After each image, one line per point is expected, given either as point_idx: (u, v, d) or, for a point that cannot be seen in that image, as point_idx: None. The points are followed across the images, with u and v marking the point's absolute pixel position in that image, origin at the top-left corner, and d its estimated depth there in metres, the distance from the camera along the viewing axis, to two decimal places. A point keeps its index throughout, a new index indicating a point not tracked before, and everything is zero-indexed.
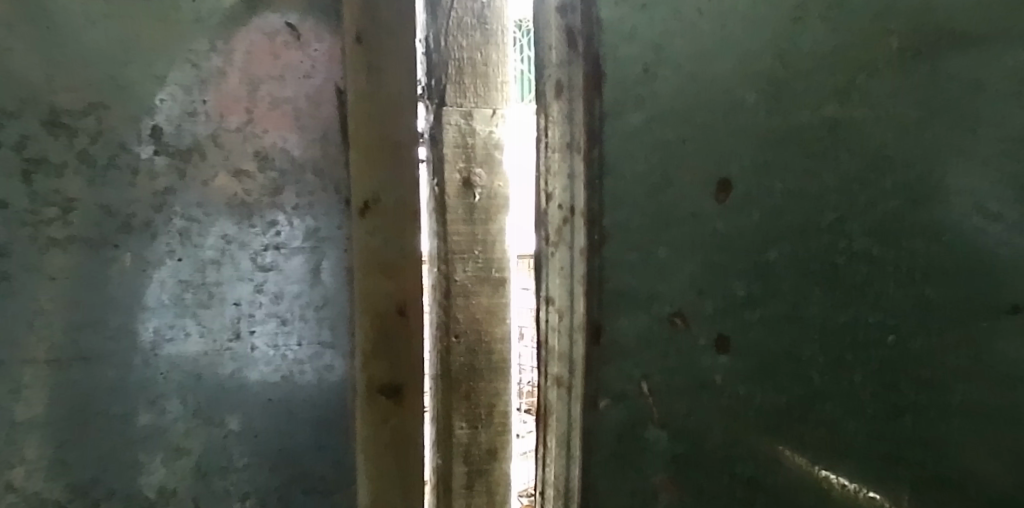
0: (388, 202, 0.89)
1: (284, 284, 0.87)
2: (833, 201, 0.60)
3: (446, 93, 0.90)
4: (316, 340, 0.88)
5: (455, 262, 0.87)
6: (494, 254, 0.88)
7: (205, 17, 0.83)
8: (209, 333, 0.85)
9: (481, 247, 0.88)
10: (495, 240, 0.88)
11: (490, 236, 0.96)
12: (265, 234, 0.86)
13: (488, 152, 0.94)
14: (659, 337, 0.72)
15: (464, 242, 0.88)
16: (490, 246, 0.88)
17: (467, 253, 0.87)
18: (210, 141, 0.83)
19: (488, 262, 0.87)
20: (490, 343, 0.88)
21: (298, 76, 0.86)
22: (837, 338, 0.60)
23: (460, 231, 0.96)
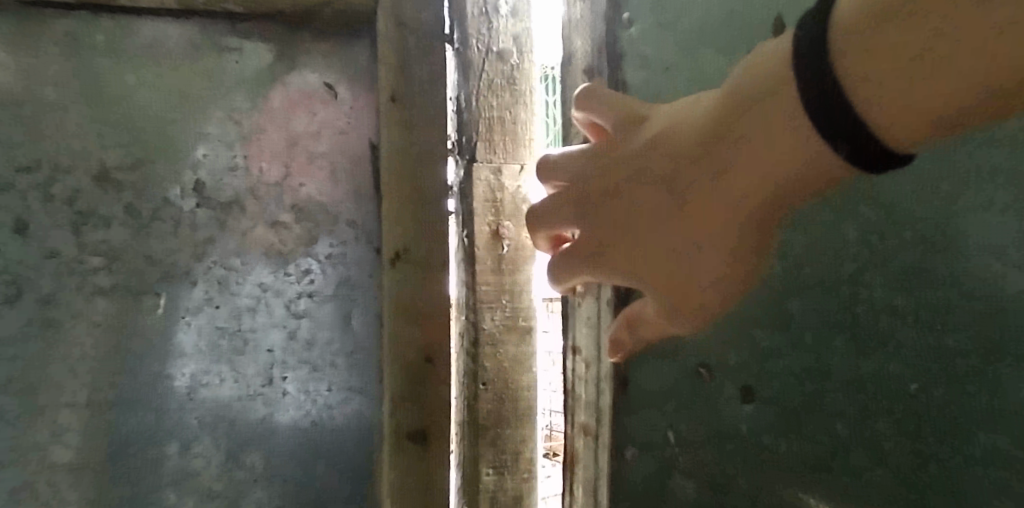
0: (417, 251, 0.84)
1: (317, 330, 0.89)
2: (852, 252, 0.61)
3: (477, 149, 0.87)
4: (345, 386, 0.90)
5: (483, 309, 0.88)
6: (523, 303, 0.89)
7: (247, 77, 0.87)
8: (242, 378, 0.87)
9: (507, 294, 0.89)
10: (524, 289, 0.89)
11: (520, 284, 0.89)
12: (299, 281, 0.88)
13: (516, 206, 0.89)
14: (687, 389, 0.73)
15: (493, 291, 0.88)
16: (518, 293, 0.89)
17: (495, 302, 0.88)
18: (249, 194, 0.87)
19: (515, 310, 0.88)
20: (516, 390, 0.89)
21: (334, 132, 0.89)
22: (876, 395, 0.60)
23: (488, 280, 0.89)
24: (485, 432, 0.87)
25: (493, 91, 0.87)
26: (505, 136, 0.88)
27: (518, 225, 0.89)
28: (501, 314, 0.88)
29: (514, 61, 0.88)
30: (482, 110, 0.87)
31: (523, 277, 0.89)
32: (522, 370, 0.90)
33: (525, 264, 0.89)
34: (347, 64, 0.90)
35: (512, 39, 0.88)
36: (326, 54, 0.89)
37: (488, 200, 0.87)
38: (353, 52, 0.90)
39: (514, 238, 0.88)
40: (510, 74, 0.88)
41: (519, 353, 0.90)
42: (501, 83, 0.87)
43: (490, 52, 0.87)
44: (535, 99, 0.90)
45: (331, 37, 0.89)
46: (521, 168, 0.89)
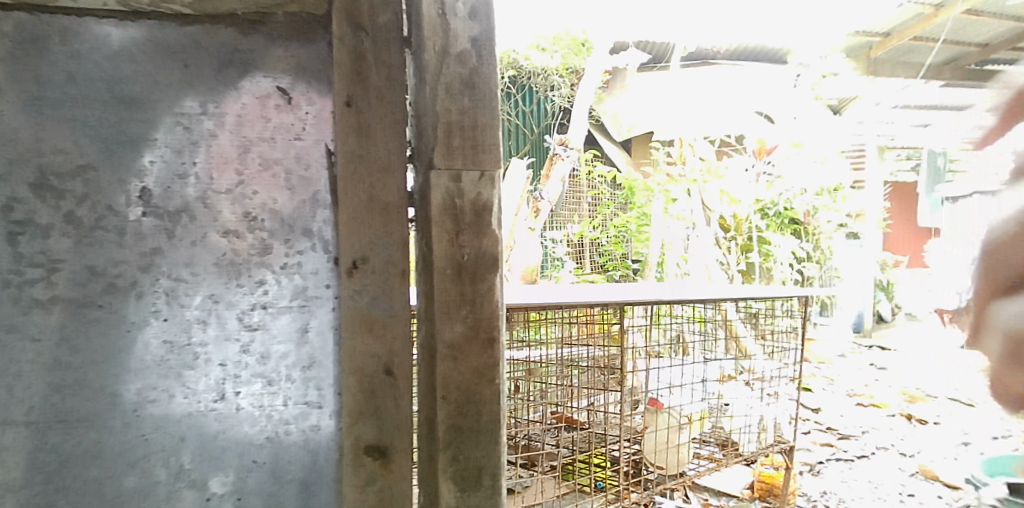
0: (376, 260, 0.82)
1: (272, 343, 0.86)
2: None
3: (435, 154, 0.80)
4: (302, 400, 0.87)
5: (441, 324, 0.79)
6: (486, 316, 0.81)
7: (197, 81, 0.84)
8: (193, 394, 0.83)
9: (469, 305, 0.81)
10: (493, 296, 0.82)
11: (483, 295, 0.81)
12: (252, 293, 0.85)
13: (477, 214, 0.81)
14: None
15: (453, 300, 0.80)
16: (484, 303, 0.81)
17: (455, 312, 0.80)
18: (199, 202, 0.83)
19: (477, 322, 0.81)
20: (478, 405, 0.81)
21: (288, 138, 0.86)
22: None
23: (448, 292, 0.80)
24: (446, 448, 0.80)
25: (450, 97, 0.80)
26: (461, 145, 0.81)
27: (482, 235, 0.81)
28: (462, 326, 0.80)
29: (474, 68, 0.81)
30: (436, 115, 0.80)
31: (487, 288, 0.82)
32: (488, 382, 0.81)
33: (489, 272, 0.82)
34: (301, 68, 0.87)
35: (470, 43, 0.81)
36: (280, 58, 0.86)
37: (450, 200, 0.80)
38: (307, 55, 0.87)
39: (475, 243, 0.81)
40: (470, 78, 0.81)
41: (482, 369, 0.81)
42: (458, 88, 0.80)
43: (446, 56, 0.80)
44: (497, 103, 0.82)
45: (284, 41, 0.86)
46: (481, 175, 0.81)
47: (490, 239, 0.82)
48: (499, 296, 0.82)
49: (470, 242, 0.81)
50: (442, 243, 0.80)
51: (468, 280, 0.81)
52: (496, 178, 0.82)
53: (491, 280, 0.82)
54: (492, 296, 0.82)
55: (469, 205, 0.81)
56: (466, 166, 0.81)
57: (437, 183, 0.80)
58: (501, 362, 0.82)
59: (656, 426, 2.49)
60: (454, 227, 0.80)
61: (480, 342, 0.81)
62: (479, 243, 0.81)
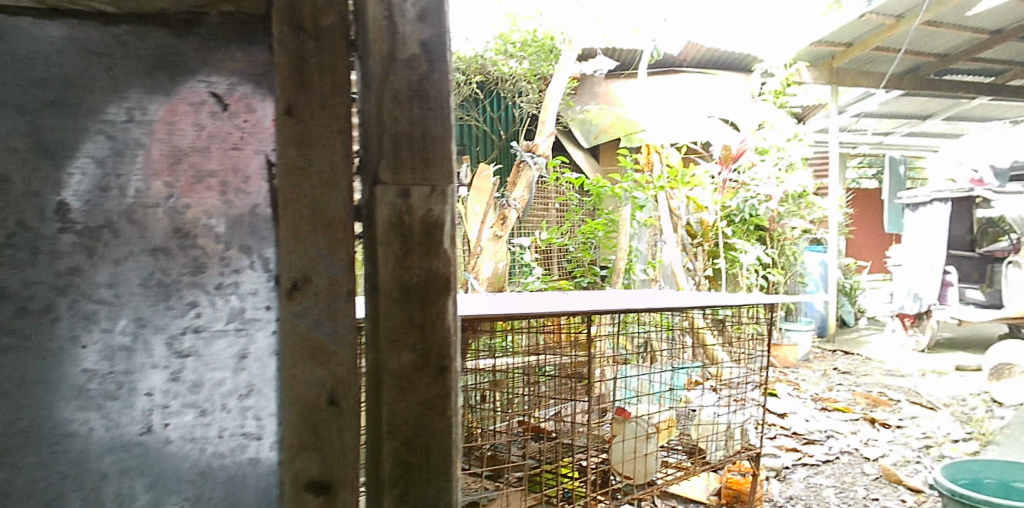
0: (319, 281, 0.76)
1: (205, 370, 0.79)
2: None
3: (382, 166, 0.74)
4: (239, 431, 0.80)
5: (387, 354, 0.74)
6: (436, 342, 0.76)
7: (122, 85, 0.77)
8: (116, 427, 0.76)
9: (419, 331, 0.75)
10: (443, 321, 0.76)
11: (433, 320, 0.76)
12: (183, 316, 0.78)
13: (427, 233, 0.76)
14: None
15: (400, 327, 0.75)
16: (435, 328, 0.76)
17: (402, 338, 0.75)
18: (124, 217, 0.76)
19: (426, 349, 0.76)
20: (427, 439, 0.75)
21: (224, 148, 0.80)
22: None
23: (395, 317, 0.75)
24: (392, 487, 0.74)
25: (398, 105, 0.75)
26: (411, 158, 0.75)
27: (433, 255, 0.76)
28: (410, 354, 0.75)
29: (424, 74, 0.76)
30: (383, 123, 0.74)
31: (437, 312, 0.76)
32: (439, 413, 0.76)
33: (440, 295, 0.77)
34: (240, 72, 0.81)
35: (419, 46, 0.76)
36: (216, 61, 0.80)
37: (398, 217, 0.75)
38: (246, 59, 0.81)
39: (425, 264, 0.76)
40: (419, 85, 0.76)
41: (431, 400, 0.76)
42: (406, 95, 0.75)
43: (394, 61, 0.75)
44: (449, 113, 0.77)
45: (220, 43, 0.80)
46: (432, 189, 0.76)
47: (442, 259, 0.77)
48: (450, 320, 0.77)
49: (419, 263, 0.76)
50: (389, 264, 0.74)
51: (416, 304, 0.75)
52: (447, 194, 0.77)
53: (442, 304, 0.77)
54: (444, 320, 0.77)
55: (418, 223, 0.75)
56: (415, 181, 0.75)
57: (383, 199, 0.74)
58: (452, 392, 0.77)
59: (624, 435, 2.47)
60: (402, 247, 0.75)
61: (429, 370, 0.76)
62: (429, 264, 0.76)
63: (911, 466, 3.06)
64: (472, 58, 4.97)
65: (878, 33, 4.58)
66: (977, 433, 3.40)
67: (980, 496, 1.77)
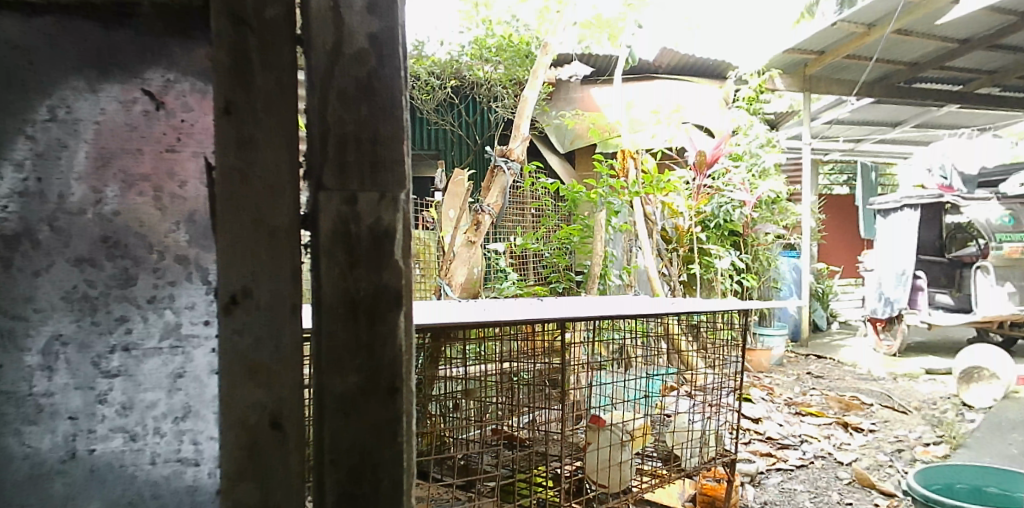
0: (259, 294, 0.70)
1: (135, 391, 0.73)
2: None
3: (325, 170, 0.69)
4: (174, 457, 0.74)
5: (330, 376, 0.68)
6: (386, 362, 0.71)
7: (45, 80, 0.71)
8: (35, 455, 0.70)
9: (366, 350, 0.70)
10: (393, 339, 0.71)
11: (381, 338, 0.71)
12: (111, 332, 0.72)
13: (376, 243, 0.71)
14: None
15: (345, 344, 0.70)
16: (384, 347, 0.71)
17: (347, 357, 0.70)
18: (46, 225, 0.70)
19: (374, 369, 0.70)
20: (373, 467, 0.70)
21: (159, 150, 0.74)
22: None
23: (339, 334, 0.69)
24: None
25: (344, 104, 0.70)
26: (359, 162, 0.70)
27: (382, 267, 0.71)
28: (356, 374, 0.70)
29: (372, 70, 0.71)
30: (329, 124, 0.69)
31: (386, 329, 0.71)
32: (387, 439, 0.71)
33: (389, 310, 0.71)
34: (177, 68, 0.75)
35: (367, 40, 0.70)
36: (150, 55, 0.74)
37: (345, 227, 0.70)
38: (183, 54, 0.75)
39: (373, 278, 0.71)
40: (368, 82, 0.71)
41: (379, 424, 0.71)
42: (352, 93, 0.70)
43: (340, 56, 0.70)
44: (400, 113, 0.72)
45: (154, 35, 0.74)
46: (382, 195, 0.71)
47: (392, 272, 0.71)
48: (401, 337, 0.72)
49: (366, 275, 0.70)
50: (334, 276, 0.69)
51: (363, 320, 0.70)
52: (398, 200, 0.72)
53: (392, 320, 0.72)
54: (393, 337, 0.72)
55: (366, 232, 0.70)
56: (362, 186, 0.70)
57: (327, 206, 0.69)
58: (402, 416, 0.72)
59: (598, 443, 2.44)
60: (347, 257, 0.70)
61: (377, 392, 0.70)
62: (378, 279, 0.71)
63: (883, 470, 3.07)
64: (447, 62, 4.94)
65: (850, 41, 4.66)
66: (947, 437, 3.43)
67: (953, 501, 1.76)
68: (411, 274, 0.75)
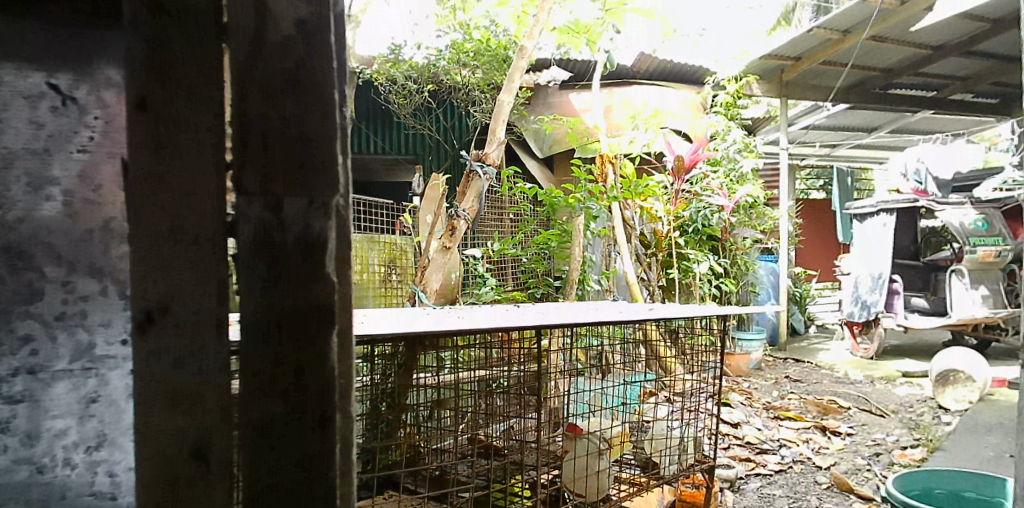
0: (181, 311, 0.65)
1: None
2: None
3: (248, 170, 0.67)
4: None
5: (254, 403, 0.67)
6: (319, 381, 0.70)
7: None
8: None
9: (294, 376, 0.69)
10: (323, 362, 0.70)
11: (308, 359, 0.70)
12: None
13: (304, 257, 0.69)
14: None
15: (269, 367, 0.69)
16: (313, 371, 0.70)
17: (272, 379, 0.69)
18: None
19: (301, 393, 0.70)
20: (303, 491, 0.70)
21: None
22: None
23: (264, 356, 0.68)
24: None
25: (270, 100, 0.68)
26: (288, 160, 0.69)
27: (309, 285, 0.70)
28: (282, 398, 0.69)
29: (298, 62, 0.69)
30: (254, 118, 0.68)
31: (314, 349, 0.70)
32: (316, 462, 0.70)
33: (317, 330, 0.70)
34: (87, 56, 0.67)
35: (292, 33, 0.69)
36: None
37: (272, 241, 0.68)
38: None
39: (306, 299, 0.70)
40: (295, 76, 0.69)
41: (308, 448, 0.70)
42: (281, 89, 0.68)
43: (269, 51, 0.68)
44: (331, 109, 0.71)
45: None
46: (310, 199, 0.69)
47: (322, 290, 0.71)
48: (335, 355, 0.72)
49: (292, 291, 0.69)
50: (259, 291, 0.68)
51: (292, 341, 0.69)
52: (327, 205, 0.71)
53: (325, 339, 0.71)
54: (327, 357, 0.71)
55: (292, 244, 0.69)
56: (289, 191, 0.69)
57: (251, 212, 0.67)
58: (333, 439, 0.71)
59: (575, 452, 2.38)
60: (273, 274, 0.68)
61: (305, 415, 0.70)
62: (310, 297, 0.70)
63: (861, 474, 3.06)
64: (424, 66, 4.87)
65: (828, 47, 4.69)
66: (924, 439, 3.44)
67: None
68: (348, 288, 0.73)
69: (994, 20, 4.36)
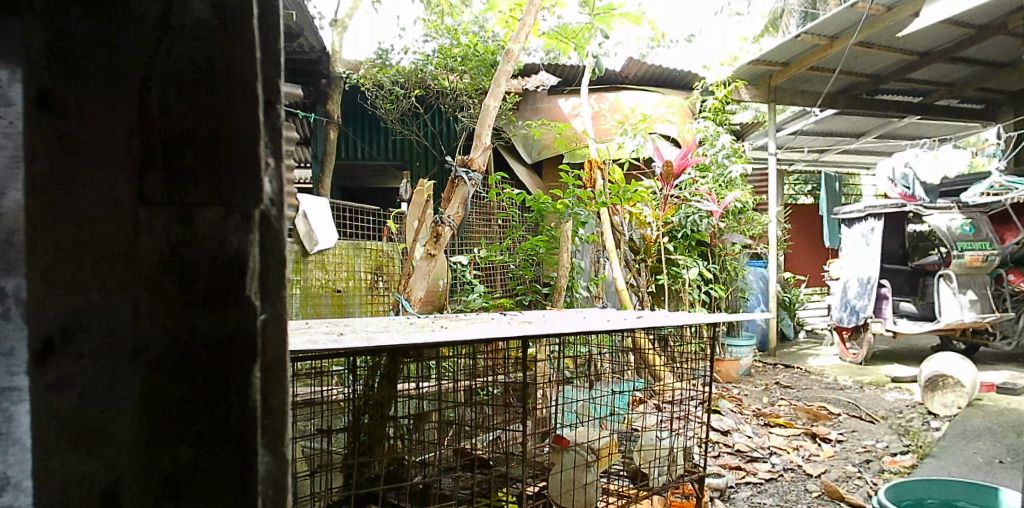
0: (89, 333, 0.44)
1: None
2: None
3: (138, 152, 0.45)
4: None
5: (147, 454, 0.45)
6: (234, 430, 0.47)
7: None
8: None
9: (210, 412, 0.47)
10: (244, 397, 0.47)
11: (223, 401, 0.47)
12: None
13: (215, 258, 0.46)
14: None
15: (164, 412, 0.46)
16: (231, 403, 0.47)
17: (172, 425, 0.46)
18: None
19: (215, 440, 0.47)
20: None
21: None
22: None
23: (160, 399, 0.46)
24: None
25: (181, 90, 0.46)
26: (199, 168, 0.46)
27: (225, 307, 0.47)
28: (183, 448, 0.46)
29: (217, 34, 0.46)
30: (158, 106, 0.45)
31: (233, 386, 0.47)
32: None
33: (236, 365, 0.47)
34: None
35: (209, 8, 0.46)
36: None
37: (159, 263, 0.45)
38: None
39: (206, 329, 0.47)
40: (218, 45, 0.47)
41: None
42: (197, 68, 0.46)
43: (179, 33, 0.46)
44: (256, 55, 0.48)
45: None
46: (231, 211, 0.47)
47: (243, 312, 0.47)
48: (252, 402, 0.48)
49: (198, 317, 0.46)
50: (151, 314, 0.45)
51: (178, 394, 0.46)
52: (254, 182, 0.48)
53: (228, 385, 0.47)
54: (237, 408, 0.47)
55: (201, 236, 0.46)
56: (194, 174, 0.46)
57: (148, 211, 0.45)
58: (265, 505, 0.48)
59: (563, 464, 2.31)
60: (173, 298, 0.46)
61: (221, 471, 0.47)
62: (205, 335, 0.46)
63: (852, 481, 3.01)
64: (411, 71, 4.78)
65: (814, 53, 4.68)
66: (914, 446, 3.40)
67: None
68: (282, 307, 0.50)
69: (981, 26, 4.35)
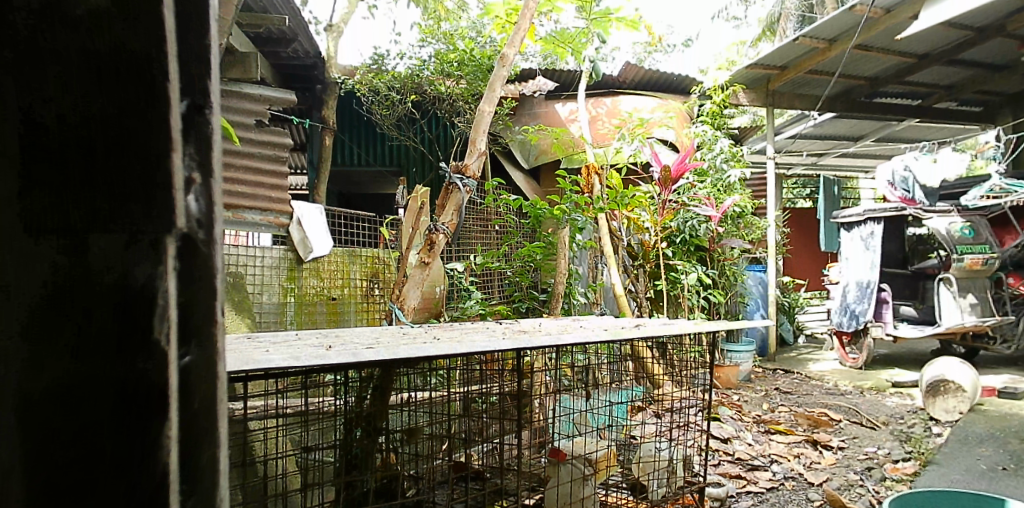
0: None
1: None
2: None
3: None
4: None
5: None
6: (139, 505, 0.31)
7: None
8: None
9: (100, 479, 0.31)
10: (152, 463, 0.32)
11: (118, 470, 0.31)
12: None
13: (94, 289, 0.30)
14: None
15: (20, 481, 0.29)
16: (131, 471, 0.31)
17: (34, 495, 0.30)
18: None
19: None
20: None
21: None
22: None
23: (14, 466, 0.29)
24: None
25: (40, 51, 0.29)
26: (77, 185, 0.29)
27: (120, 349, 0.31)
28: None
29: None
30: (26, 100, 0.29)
31: (131, 452, 0.31)
32: None
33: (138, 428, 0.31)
34: None
35: None
36: None
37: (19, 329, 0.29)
38: None
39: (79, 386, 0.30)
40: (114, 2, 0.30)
41: None
42: (65, 60, 0.29)
43: (64, 17, 0.29)
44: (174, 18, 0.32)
45: None
46: (133, 239, 0.31)
47: (150, 362, 0.32)
48: (167, 468, 0.32)
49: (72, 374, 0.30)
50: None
51: (57, 468, 0.30)
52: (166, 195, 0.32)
53: (136, 445, 0.31)
54: (149, 478, 0.31)
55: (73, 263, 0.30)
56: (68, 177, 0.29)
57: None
58: None
59: (558, 478, 2.24)
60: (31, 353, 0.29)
61: None
62: (88, 392, 0.30)
63: (854, 490, 2.94)
64: (406, 75, 4.73)
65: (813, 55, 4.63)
66: (917, 453, 3.33)
67: None
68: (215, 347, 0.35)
69: (979, 27, 4.31)
